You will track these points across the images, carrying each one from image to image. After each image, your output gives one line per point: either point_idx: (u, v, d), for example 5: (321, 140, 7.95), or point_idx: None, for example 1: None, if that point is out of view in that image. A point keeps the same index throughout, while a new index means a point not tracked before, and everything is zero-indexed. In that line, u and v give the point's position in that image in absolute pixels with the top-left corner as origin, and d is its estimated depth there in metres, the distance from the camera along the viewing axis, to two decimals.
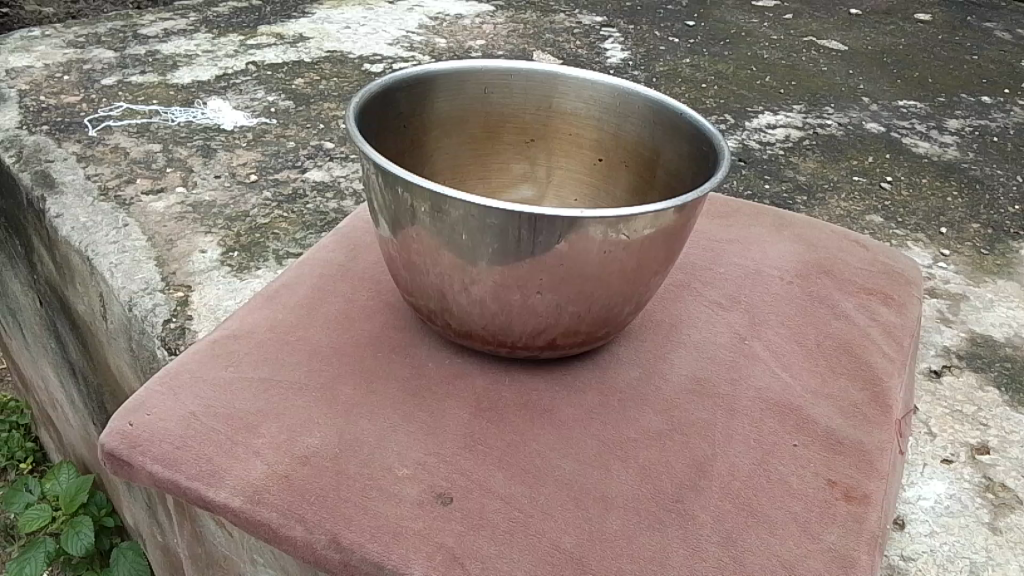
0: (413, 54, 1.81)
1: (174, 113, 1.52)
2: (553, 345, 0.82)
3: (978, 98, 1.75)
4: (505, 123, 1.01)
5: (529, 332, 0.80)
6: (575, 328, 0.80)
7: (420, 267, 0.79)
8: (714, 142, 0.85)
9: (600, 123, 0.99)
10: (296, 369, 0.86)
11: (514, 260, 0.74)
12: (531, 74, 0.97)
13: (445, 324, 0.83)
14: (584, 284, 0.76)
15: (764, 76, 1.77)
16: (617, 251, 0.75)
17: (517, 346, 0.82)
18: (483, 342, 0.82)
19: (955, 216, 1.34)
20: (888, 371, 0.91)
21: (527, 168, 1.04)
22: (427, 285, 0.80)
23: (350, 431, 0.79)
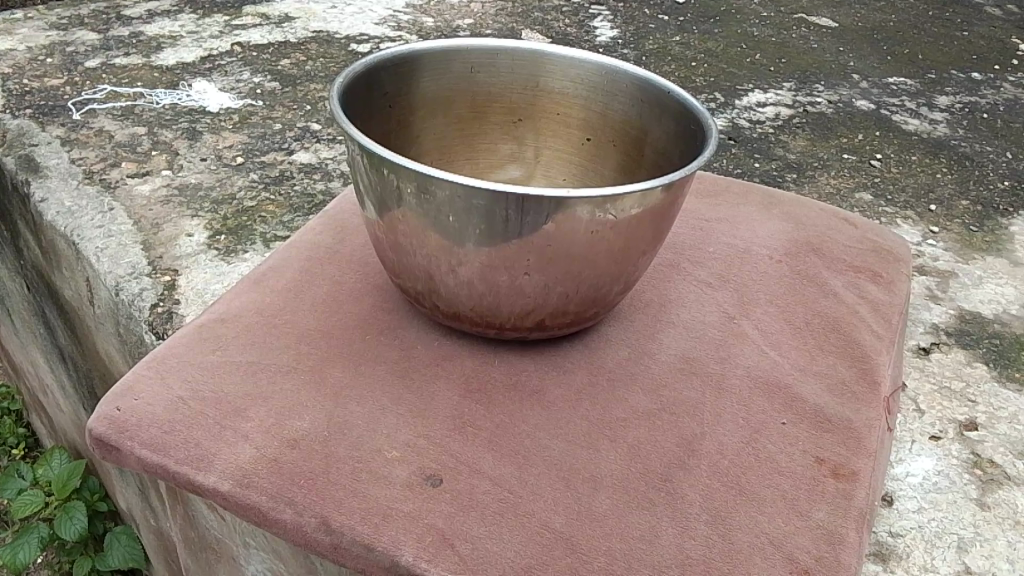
0: (400, 34, 1.79)
1: (159, 95, 1.50)
2: (541, 326, 0.82)
3: (968, 74, 1.75)
4: (492, 103, 1.00)
5: (517, 314, 0.79)
6: (564, 308, 0.80)
7: (407, 249, 0.79)
8: (702, 121, 0.85)
9: (588, 102, 0.98)
10: (284, 352, 0.86)
11: (501, 241, 0.73)
12: (518, 53, 0.96)
13: (433, 306, 0.82)
14: (573, 263, 0.76)
15: (754, 54, 1.76)
16: (605, 230, 0.74)
17: (505, 327, 0.81)
18: (472, 324, 0.82)
19: (945, 193, 1.34)
20: (876, 349, 0.91)
21: (515, 148, 1.04)
22: (414, 267, 0.80)
23: (339, 413, 0.79)
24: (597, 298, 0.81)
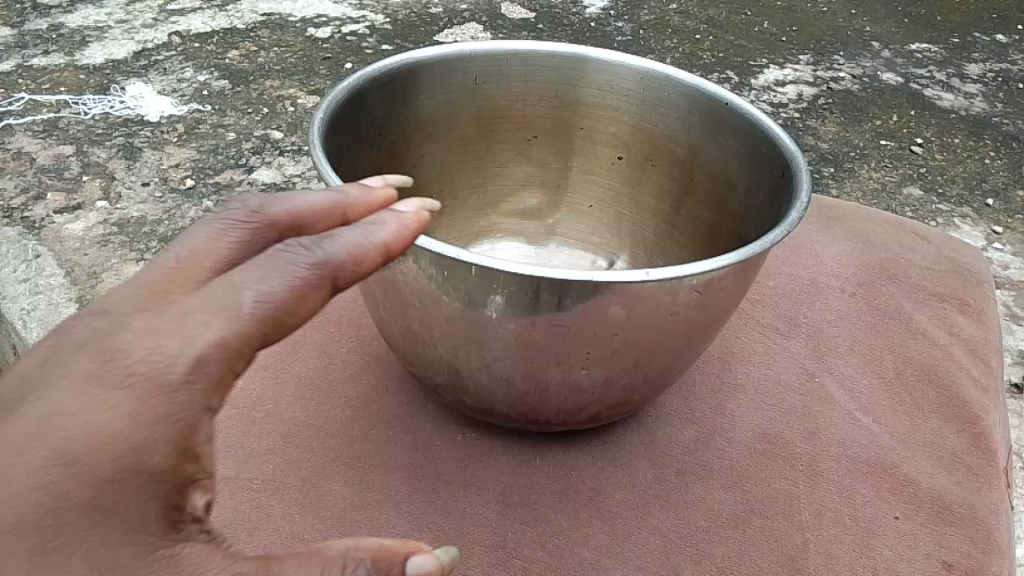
0: (364, 13, 1.58)
1: (87, 103, 1.28)
2: (595, 418, 0.65)
3: (993, 36, 1.59)
4: (503, 118, 0.81)
5: (567, 410, 0.62)
6: (626, 399, 0.63)
7: (422, 337, 0.61)
8: (778, 145, 0.66)
9: (621, 114, 0.80)
10: (269, 463, 0.68)
11: (552, 333, 0.56)
12: (533, 57, 0.77)
13: (457, 400, 0.64)
14: (642, 350, 0.58)
15: (761, 21, 1.58)
16: (685, 311, 0.57)
17: (552, 423, 0.64)
18: (509, 421, 0.64)
19: (998, 182, 1.19)
20: (983, 403, 0.76)
21: (530, 170, 0.86)
22: (432, 358, 0.62)
23: (351, 548, 0.62)
24: (666, 381, 0.64)
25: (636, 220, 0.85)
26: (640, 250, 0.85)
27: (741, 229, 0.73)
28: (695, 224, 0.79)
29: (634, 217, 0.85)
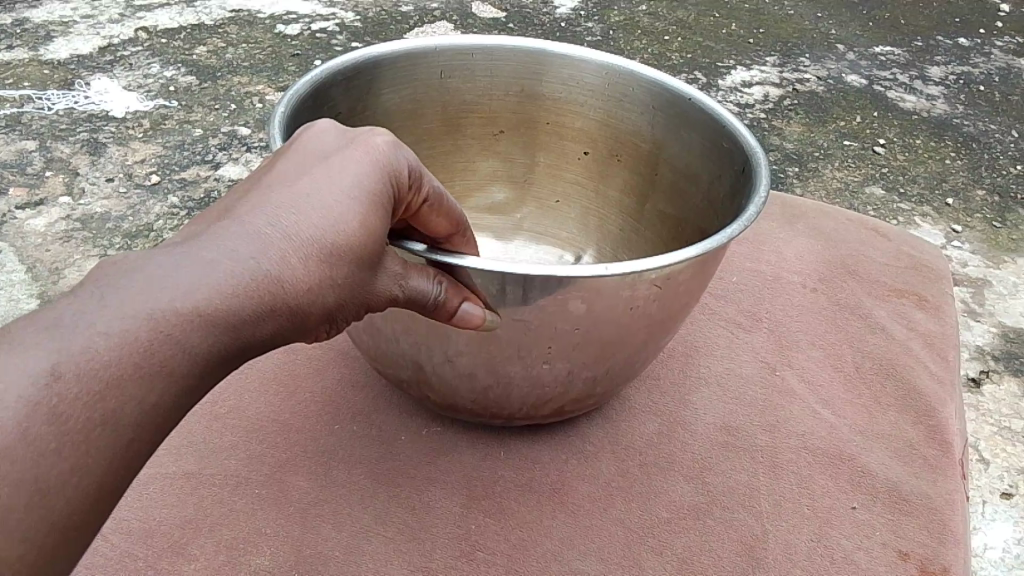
0: (334, 11, 1.57)
1: (51, 98, 1.26)
2: (560, 411, 0.65)
3: (955, 40, 1.62)
4: (469, 112, 0.82)
5: (531, 403, 0.63)
6: (589, 391, 0.63)
7: (384, 333, 0.60)
8: (740, 139, 0.67)
9: (586, 109, 0.80)
10: (232, 458, 0.68)
11: (513, 329, 0.56)
12: (499, 51, 0.77)
13: (423, 396, 0.64)
14: (602, 343, 0.59)
15: (729, 23, 1.60)
16: (645, 305, 0.57)
17: (516, 416, 0.64)
18: (474, 415, 0.64)
19: (958, 182, 1.21)
20: (941, 396, 0.77)
21: (497, 166, 0.87)
22: (396, 354, 0.61)
23: (317, 540, 0.62)
24: (630, 373, 0.64)
25: (601, 214, 0.86)
26: (606, 245, 0.86)
27: (704, 223, 0.74)
28: (660, 219, 0.80)
29: (600, 214, 0.86)
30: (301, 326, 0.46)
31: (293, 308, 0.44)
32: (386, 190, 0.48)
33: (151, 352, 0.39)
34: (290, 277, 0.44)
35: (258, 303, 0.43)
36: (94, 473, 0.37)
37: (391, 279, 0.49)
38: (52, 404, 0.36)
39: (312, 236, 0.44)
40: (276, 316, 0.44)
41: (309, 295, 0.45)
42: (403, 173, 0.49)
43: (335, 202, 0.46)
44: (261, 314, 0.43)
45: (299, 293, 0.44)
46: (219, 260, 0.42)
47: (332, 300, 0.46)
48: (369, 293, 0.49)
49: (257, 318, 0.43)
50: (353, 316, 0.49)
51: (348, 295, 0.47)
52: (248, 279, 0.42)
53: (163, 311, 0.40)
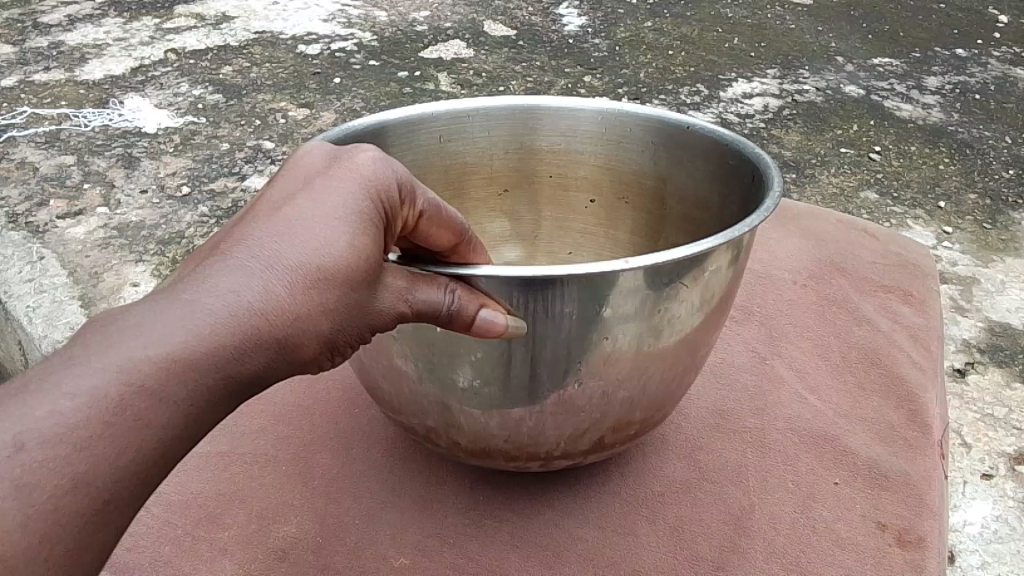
0: (352, 31, 1.65)
1: (87, 116, 1.34)
2: (600, 446, 0.56)
3: (952, 51, 1.67)
4: (469, 175, 0.79)
5: (575, 437, 0.54)
6: (637, 416, 0.55)
7: (401, 373, 0.54)
8: (756, 160, 0.65)
9: (587, 158, 0.79)
10: (260, 440, 0.75)
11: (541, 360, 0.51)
12: (486, 107, 0.76)
13: (451, 448, 0.56)
14: (646, 360, 0.53)
15: (731, 38, 1.66)
16: (682, 312, 0.52)
17: (558, 456, 0.56)
18: (510, 461, 0.55)
19: (951, 187, 1.26)
20: (922, 383, 0.82)
21: (505, 225, 0.84)
22: (417, 397, 0.54)
23: (338, 513, 0.68)
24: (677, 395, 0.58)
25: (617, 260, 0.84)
26: None
27: None
28: None
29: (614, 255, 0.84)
30: (295, 359, 0.43)
31: (278, 342, 0.42)
32: (374, 208, 0.44)
33: (120, 411, 0.38)
34: (271, 310, 0.41)
35: (238, 340, 0.40)
36: (60, 550, 0.36)
37: (399, 297, 0.45)
38: (15, 476, 0.35)
39: (292, 264, 0.42)
40: (263, 351, 0.41)
41: (296, 326, 0.42)
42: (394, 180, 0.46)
43: (322, 223, 0.43)
44: (240, 353, 0.40)
45: (282, 324, 0.41)
46: (192, 303, 0.40)
47: (326, 328, 0.43)
48: (375, 314, 0.45)
49: (242, 356, 0.41)
50: (361, 338, 0.46)
51: (347, 317, 0.44)
52: (223, 318, 0.40)
53: (138, 363, 0.38)
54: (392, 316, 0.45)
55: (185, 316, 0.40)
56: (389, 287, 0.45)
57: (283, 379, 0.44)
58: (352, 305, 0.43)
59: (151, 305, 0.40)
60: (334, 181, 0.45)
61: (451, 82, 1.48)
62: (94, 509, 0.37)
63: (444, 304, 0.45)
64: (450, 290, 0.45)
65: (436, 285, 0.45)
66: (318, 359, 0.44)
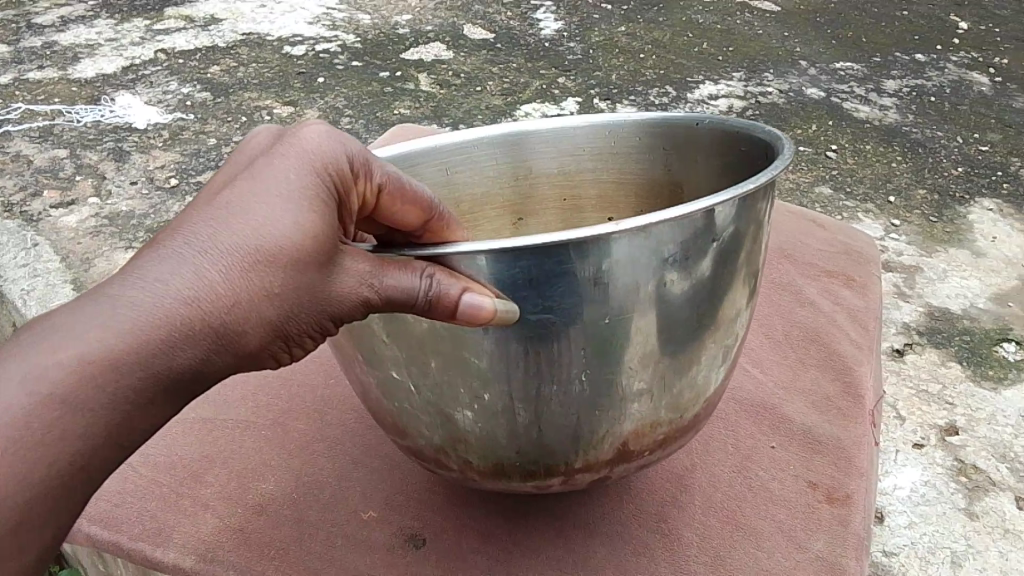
0: (336, 34, 1.71)
1: (80, 112, 1.40)
2: (623, 454, 0.53)
3: (912, 56, 1.75)
4: (480, 206, 0.77)
5: (585, 439, 0.52)
6: (654, 421, 0.53)
7: (400, 391, 0.52)
8: (767, 135, 0.62)
9: (598, 175, 0.76)
10: (240, 408, 0.81)
11: (530, 336, 0.47)
12: (474, 146, 0.74)
13: (462, 470, 0.55)
14: (652, 342, 0.50)
15: (701, 42, 1.73)
16: (685, 286, 0.50)
17: (577, 470, 0.53)
18: (526, 478, 0.53)
19: (902, 183, 1.33)
20: (858, 358, 0.89)
21: None
22: (418, 414, 0.53)
23: (304, 469, 0.75)
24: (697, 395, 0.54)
25: None
26: None
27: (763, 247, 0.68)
28: None
29: None
30: (238, 346, 0.42)
31: (215, 328, 0.41)
32: (318, 187, 0.44)
33: (34, 430, 0.38)
34: (206, 296, 0.41)
35: (164, 336, 0.40)
36: None
37: (351, 280, 0.44)
38: None
39: (221, 254, 0.41)
40: (197, 342, 0.41)
41: (233, 311, 0.41)
42: (344, 160, 0.46)
43: (264, 208, 0.42)
44: (172, 339, 0.40)
45: (218, 312, 0.41)
46: (117, 302, 0.40)
47: (269, 314, 0.42)
48: (327, 300, 0.43)
49: (172, 351, 0.40)
50: (317, 325, 0.44)
51: (295, 302, 0.43)
52: (148, 314, 0.40)
53: (61, 367, 0.39)
54: (344, 302, 0.44)
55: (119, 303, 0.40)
56: (339, 270, 0.43)
57: (232, 371, 0.43)
58: (294, 290, 0.42)
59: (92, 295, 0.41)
60: (272, 165, 0.44)
61: (430, 82, 1.55)
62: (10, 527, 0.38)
63: (415, 289, 0.44)
64: (421, 274, 0.44)
65: (403, 268, 0.44)
66: (271, 346, 0.43)
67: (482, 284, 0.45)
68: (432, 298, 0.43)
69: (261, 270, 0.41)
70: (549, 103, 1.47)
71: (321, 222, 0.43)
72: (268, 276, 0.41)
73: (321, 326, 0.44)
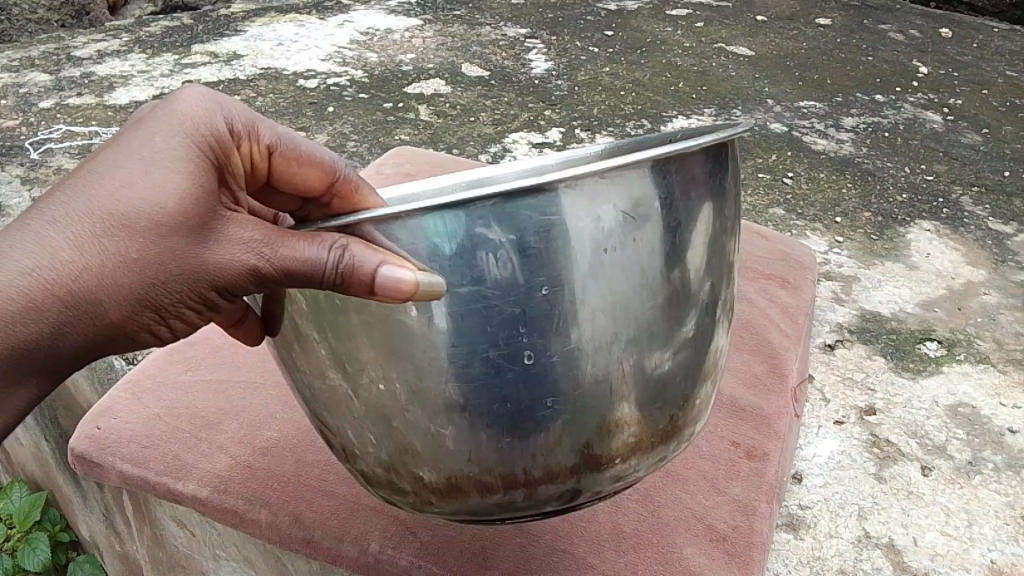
0: (346, 69, 1.89)
1: (114, 133, 1.57)
2: (579, 470, 0.58)
3: (872, 96, 1.91)
4: None
5: (547, 443, 0.56)
6: (621, 422, 0.57)
7: (349, 397, 0.58)
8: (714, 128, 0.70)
9: None
10: (252, 371, 0.96)
11: (473, 312, 0.52)
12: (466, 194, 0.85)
13: (417, 490, 0.60)
14: (611, 319, 0.54)
15: (678, 82, 1.90)
16: (644, 251, 0.54)
17: (539, 484, 0.58)
18: (484, 495, 0.58)
19: (849, 206, 1.48)
20: (784, 344, 1.02)
21: None
22: (365, 424, 0.58)
23: (302, 421, 0.89)
24: (666, 393, 0.59)
25: None
26: None
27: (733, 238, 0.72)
28: None
29: None
30: (105, 314, 0.55)
31: (85, 295, 0.54)
32: (186, 167, 0.54)
33: None
34: (69, 265, 0.53)
35: (36, 297, 0.53)
36: None
37: (228, 254, 0.54)
38: None
39: (88, 227, 0.53)
40: (68, 302, 0.54)
41: (96, 279, 0.53)
42: (220, 127, 0.57)
43: (130, 178, 0.53)
44: (45, 300, 0.53)
45: (83, 279, 0.53)
46: (1, 267, 0.53)
47: (137, 281, 0.54)
48: (195, 267, 0.55)
49: (44, 309, 0.53)
50: (192, 295, 0.56)
51: (162, 273, 0.54)
52: (22, 279, 0.53)
53: None
54: (219, 272, 0.55)
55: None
56: (214, 242, 0.54)
57: (111, 326, 0.56)
58: (160, 260, 0.54)
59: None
60: (146, 142, 0.55)
61: (429, 113, 1.71)
62: None
63: (322, 261, 0.51)
64: (329, 246, 0.51)
65: (312, 242, 0.52)
66: (141, 316, 0.56)
67: (409, 261, 0.51)
68: (339, 270, 0.50)
69: (123, 240, 0.53)
70: (535, 132, 1.63)
71: (194, 192, 0.54)
72: (127, 248, 0.53)
73: (195, 296, 0.56)
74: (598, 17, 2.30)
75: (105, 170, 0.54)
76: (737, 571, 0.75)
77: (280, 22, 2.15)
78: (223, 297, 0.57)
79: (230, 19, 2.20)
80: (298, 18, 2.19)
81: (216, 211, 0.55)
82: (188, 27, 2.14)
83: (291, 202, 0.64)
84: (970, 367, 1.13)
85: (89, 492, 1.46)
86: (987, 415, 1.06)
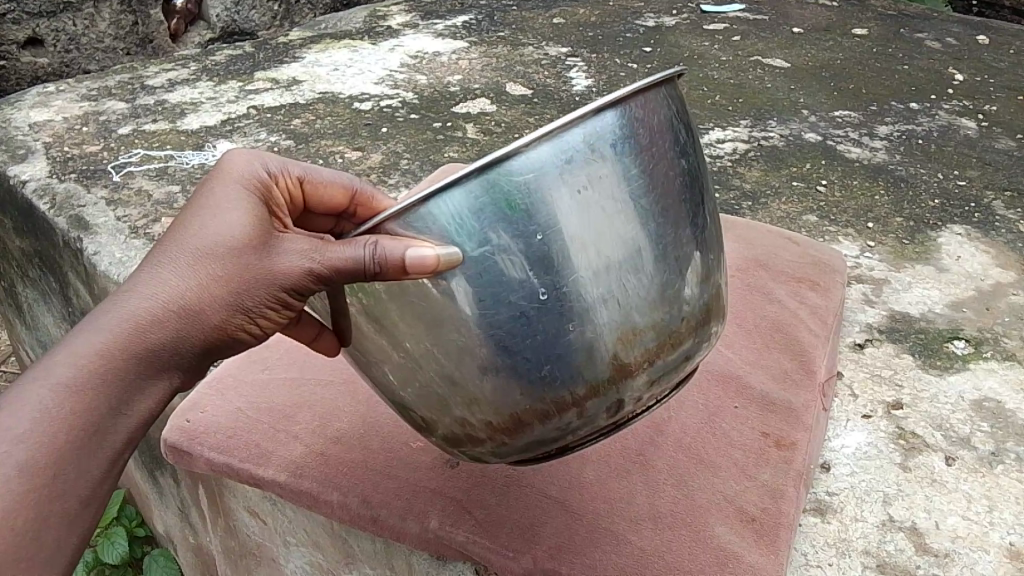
0: (398, 92, 2.00)
1: (188, 156, 1.70)
2: (616, 378, 0.69)
3: (906, 105, 1.95)
4: None
5: (580, 363, 0.68)
6: (635, 331, 0.69)
7: (420, 369, 0.70)
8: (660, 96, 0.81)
9: None
10: (324, 369, 1.06)
11: (489, 267, 0.65)
12: None
13: (491, 435, 0.72)
14: (599, 248, 0.66)
15: (715, 95, 1.97)
16: (607, 189, 0.66)
17: (585, 400, 0.69)
18: (543, 421, 0.69)
19: (882, 212, 1.53)
20: (812, 342, 1.09)
21: None
22: (433, 388, 0.71)
23: (369, 413, 0.98)
24: (668, 298, 0.70)
25: None
26: None
27: None
28: None
29: None
30: (209, 320, 0.71)
31: (190, 307, 0.71)
32: (243, 206, 0.73)
33: (106, 375, 0.69)
34: (175, 288, 0.70)
35: (156, 314, 0.70)
36: (111, 446, 0.70)
37: (289, 261, 0.70)
38: (57, 409, 0.68)
39: (183, 259, 0.71)
40: (179, 314, 0.70)
41: (196, 296, 0.70)
42: (260, 173, 0.77)
43: (210, 220, 0.71)
44: (163, 313, 0.70)
45: (187, 295, 0.70)
46: (128, 298, 0.71)
47: (226, 291, 0.70)
48: (267, 275, 0.71)
49: (163, 321, 0.70)
50: (271, 299, 0.71)
51: (243, 283, 0.70)
52: (144, 302, 0.70)
53: (105, 335, 0.69)
54: (286, 276, 0.70)
55: (121, 305, 0.70)
56: (277, 254, 0.71)
57: (214, 331, 0.72)
58: (240, 275, 0.70)
59: (101, 306, 0.72)
60: (210, 195, 0.74)
61: (476, 131, 1.81)
62: (109, 422, 0.70)
63: (360, 257, 0.65)
64: (363, 245, 0.65)
65: (349, 245, 0.66)
66: (235, 320, 0.72)
67: (428, 241, 0.65)
68: (375, 259, 0.64)
69: (212, 264, 0.70)
70: None
71: (252, 221, 0.72)
72: (214, 269, 0.70)
73: (273, 299, 0.71)
74: (637, 34, 2.38)
75: (187, 219, 0.73)
76: (767, 545, 0.82)
77: (335, 48, 2.28)
78: (295, 297, 0.72)
79: (289, 46, 2.33)
80: (352, 43, 2.32)
81: (272, 233, 0.72)
82: (250, 54, 2.28)
83: (325, 222, 0.87)
84: (996, 364, 1.18)
85: (166, 489, 1.58)
86: (1012, 409, 1.11)
